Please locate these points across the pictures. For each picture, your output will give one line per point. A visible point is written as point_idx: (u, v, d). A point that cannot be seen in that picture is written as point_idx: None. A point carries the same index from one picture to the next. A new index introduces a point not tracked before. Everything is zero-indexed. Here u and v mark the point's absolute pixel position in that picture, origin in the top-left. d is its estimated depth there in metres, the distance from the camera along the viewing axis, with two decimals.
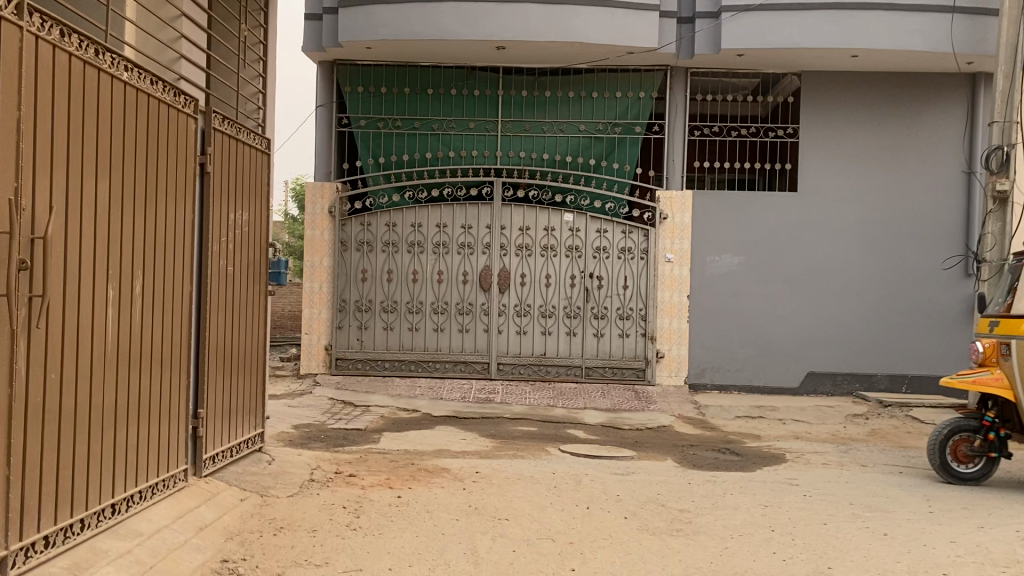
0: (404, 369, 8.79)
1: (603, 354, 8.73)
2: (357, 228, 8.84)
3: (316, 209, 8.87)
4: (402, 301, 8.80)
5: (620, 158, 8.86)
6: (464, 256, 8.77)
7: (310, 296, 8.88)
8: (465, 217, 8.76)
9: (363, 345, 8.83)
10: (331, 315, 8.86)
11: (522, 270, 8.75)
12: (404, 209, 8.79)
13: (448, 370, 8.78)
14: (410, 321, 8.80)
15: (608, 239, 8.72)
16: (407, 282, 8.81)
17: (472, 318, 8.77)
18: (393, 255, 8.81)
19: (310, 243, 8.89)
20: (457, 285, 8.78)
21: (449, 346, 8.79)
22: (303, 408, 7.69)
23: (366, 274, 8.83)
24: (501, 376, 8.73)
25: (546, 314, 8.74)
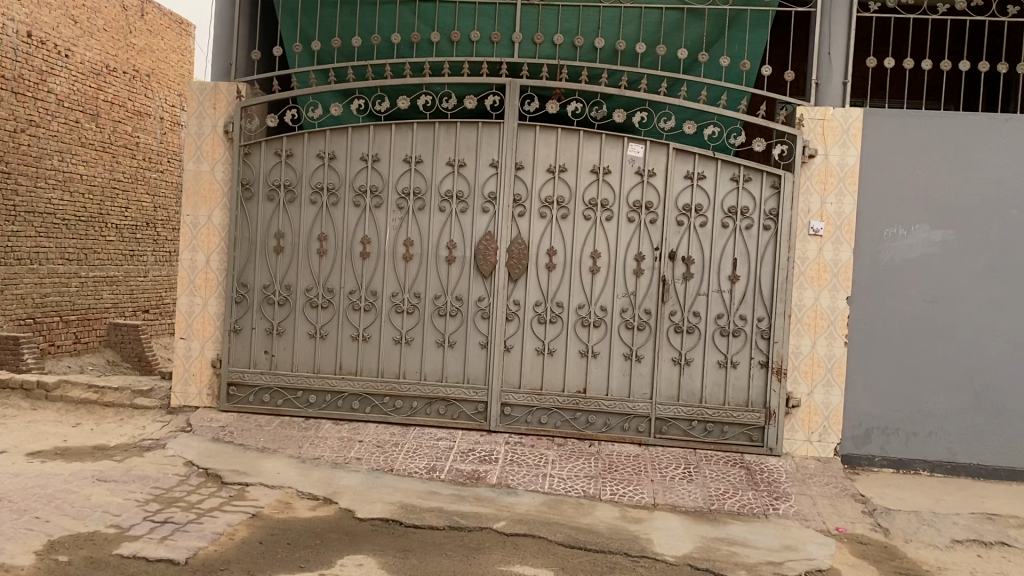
0: (341, 408, 5.09)
1: (688, 398, 4.91)
2: (270, 162, 5.15)
3: (203, 128, 5.21)
4: (341, 290, 5.07)
5: (730, 51, 5.01)
6: (449, 214, 4.99)
7: (190, 278, 5.22)
8: (453, 146, 4.99)
9: (274, 364, 5.15)
10: (222, 310, 5.20)
11: (550, 243, 4.93)
12: (350, 130, 5.06)
13: (415, 411, 5.03)
14: (355, 323, 5.07)
15: (703, 192, 4.88)
16: (351, 256, 5.07)
17: (461, 325, 4.99)
18: (329, 209, 5.10)
19: (192, 186, 5.22)
20: (437, 265, 5.00)
21: (419, 369, 5.03)
22: (116, 488, 4.04)
23: (281, 241, 5.13)
24: (507, 428, 4.95)
25: (590, 323, 4.93)
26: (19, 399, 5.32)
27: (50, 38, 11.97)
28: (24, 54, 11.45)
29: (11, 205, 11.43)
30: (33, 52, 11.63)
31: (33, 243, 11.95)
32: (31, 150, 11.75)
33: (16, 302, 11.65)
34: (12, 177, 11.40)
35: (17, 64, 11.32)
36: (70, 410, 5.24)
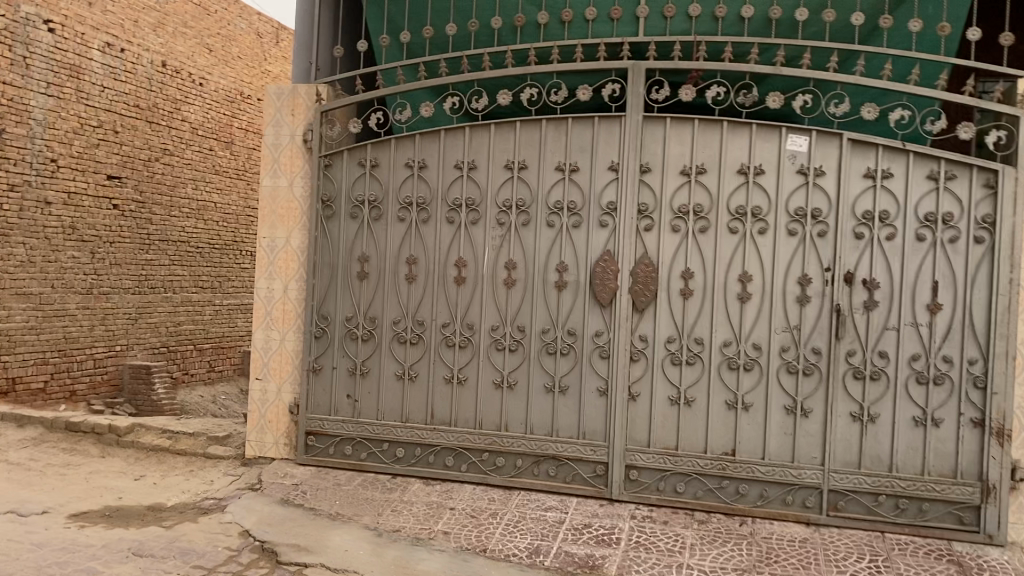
0: (433, 465, 4.23)
1: (872, 465, 3.74)
2: (353, 174, 4.40)
3: (280, 137, 4.48)
4: (433, 323, 4.23)
5: (922, 12, 3.86)
6: (559, 230, 4.05)
7: (267, 309, 4.50)
8: (564, 147, 4.06)
9: (357, 411, 4.36)
10: (301, 345, 4.46)
11: (686, 263, 3.91)
12: (442, 133, 4.25)
13: (521, 471, 4.08)
14: (449, 362, 4.21)
15: (889, 195, 3.74)
16: (444, 283, 4.23)
17: (574, 367, 4.02)
18: (418, 227, 4.28)
19: (268, 204, 4.50)
20: (544, 292, 4.07)
21: (524, 420, 4.09)
22: (149, 566, 3.31)
23: (366, 265, 4.36)
24: (633, 498, 3.91)
25: (738, 366, 3.85)
26: (88, 444, 4.77)
27: (185, 67, 11.98)
28: (159, 83, 11.44)
29: (147, 234, 11.39)
30: (167, 81, 11.62)
31: (169, 271, 11.91)
32: (166, 179, 11.73)
33: (150, 331, 11.58)
34: (146, 206, 11.34)
35: (152, 94, 11.31)
36: (138, 458, 4.61)
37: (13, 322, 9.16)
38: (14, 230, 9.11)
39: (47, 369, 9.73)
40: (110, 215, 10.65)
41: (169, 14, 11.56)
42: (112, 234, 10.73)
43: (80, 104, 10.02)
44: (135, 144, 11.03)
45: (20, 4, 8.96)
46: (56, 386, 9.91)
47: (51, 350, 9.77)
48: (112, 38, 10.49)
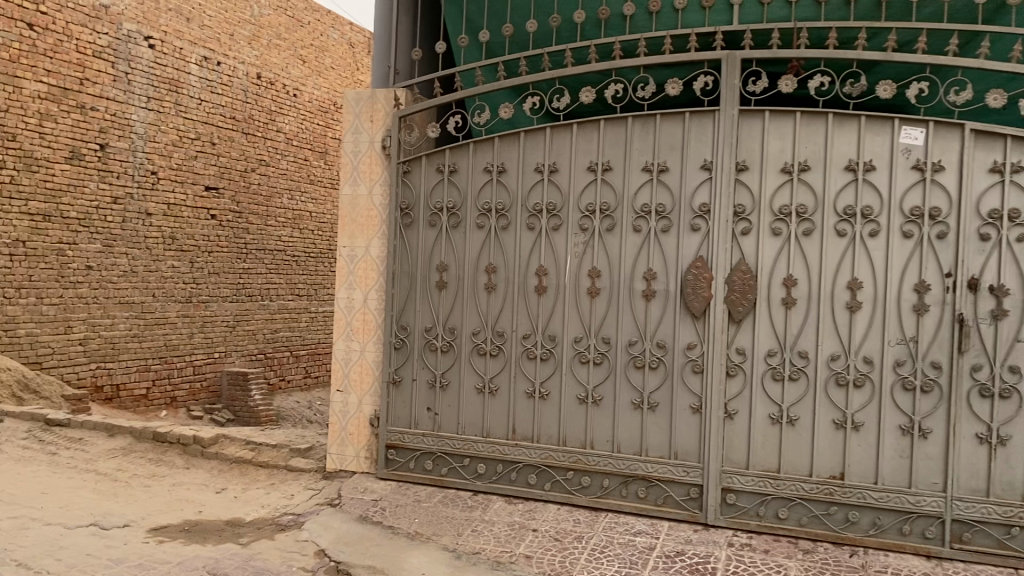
0: (515, 483, 4.01)
1: (1003, 494, 3.34)
2: (432, 181, 4.26)
3: (359, 144, 4.37)
4: (514, 334, 4.04)
5: None
6: (647, 236, 3.80)
7: (346, 320, 4.39)
8: (652, 147, 3.81)
9: (438, 425, 4.20)
10: (380, 357, 4.32)
11: (788, 269, 3.59)
12: (523, 136, 4.05)
13: (608, 492, 3.83)
14: (531, 376, 4.00)
15: (1020, 191, 3.34)
16: (524, 293, 4.03)
17: (664, 382, 3.75)
18: (499, 234, 4.09)
19: (348, 213, 4.39)
20: (631, 302, 3.82)
21: (610, 439, 3.84)
22: None
23: (445, 275, 4.20)
24: (732, 524, 3.60)
25: (847, 383, 3.51)
26: (175, 455, 4.72)
27: (280, 79, 12.19)
28: (254, 95, 11.67)
29: (244, 243, 11.61)
30: (262, 93, 11.85)
31: (265, 280, 12.13)
32: (262, 189, 11.95)
33: (248, 338, 11.80)
34: (244, 216, 11.57)
35: (247, 105, 11.55)
36: (222, 470, 4.56)
37: (117, 329, 9.48)
38: (117, 241, 9.43)
39: (150, 375, 10.03)
40: (209, 225, 10.90)
41: (263, 27, 11.78)
42: (211, 243, 10.98)
43: (179, 117, 10.30)
44: (232, 155, 11.27)
45: (122, 21, 9.34)
46: (158, 393, 10.21)
47: (154, 357, 10.08)
48: (209, 52, 10.76)
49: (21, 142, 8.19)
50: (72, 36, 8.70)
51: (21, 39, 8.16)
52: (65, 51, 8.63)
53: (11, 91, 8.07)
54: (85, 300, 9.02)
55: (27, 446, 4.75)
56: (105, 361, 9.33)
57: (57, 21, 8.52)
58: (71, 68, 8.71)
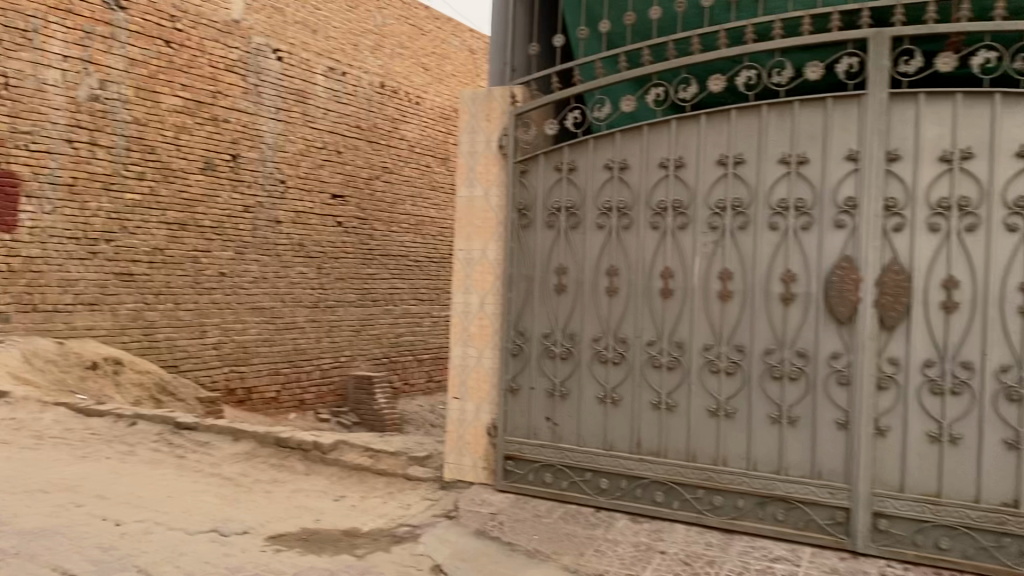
0: (642, 500, 3.74)
1: None
2: (551, 179, 4.07)
3: (476, 145, 4.23)
4: (638, 340, 3.79)
5: None
6: (784, 234, 3.47)
7: (463, 326, 4.26)
8: (790, 137, 3.49)
9: (558, 436, 3.99)
10: (498, 364, 4.16)
11: (949, 269, 3.20)
12: (646, 130, 3.81)
13: (742, 513, 3.52)
14: (656, 386, 3.74)
15: None
16: (648, 296, 3.77)
17: (805, 395, 3.42)
18: (621, 234, 3.86)
19: (465, 215, 4.26)
20: (767, 306, 3.50)
21: (745, 455, 3.53)
22: None
23: (564, 278, 4.00)
24: (884, 552, 3.23)
25: (1021, 398, 3.10)
26: (296, 461, 4.65)
27: (402, 87, 12.32)
28: (378, 103, 11.83)
29: (368, 249, 11.77)
30: (386, 101, 12.00)
31: (389, 285, 12.25)
32: (386, 196, 12.09)
33: (372, 342, 11.95)
34: (368, 223, 11.73)
35: (371, 114, 11.71)
36: (342, 477, 4.48)
37: (249, 334, 9.78)
38: (249, 248, 9.72)
39: (279, 379, 10.29)
40: (334, 232, 11.10)
41: (386, 36, 11.93)
42: (337, 250, 11.18)
43: (307, 127, 10.54)
44: (356, 164, 11.45)
45: (252, 35, 9.65)
46: (287, 396, 10.47)
47: (283, 361, 10.34)
48: (334, 63, 10.98)
49: (160, 154, 8.56)
50: (205, 51, 9.04)
51: (159, 56, 8.53)
52: (199, 66, 8.98)
53: (150, 106, 8.45)
54: (219, 305, 9.34)
55: (157, 449, 4.84)
56: (238, 364, 9.64)
57: (191, 38, 8.89)
58: (206, 82, 9.05)
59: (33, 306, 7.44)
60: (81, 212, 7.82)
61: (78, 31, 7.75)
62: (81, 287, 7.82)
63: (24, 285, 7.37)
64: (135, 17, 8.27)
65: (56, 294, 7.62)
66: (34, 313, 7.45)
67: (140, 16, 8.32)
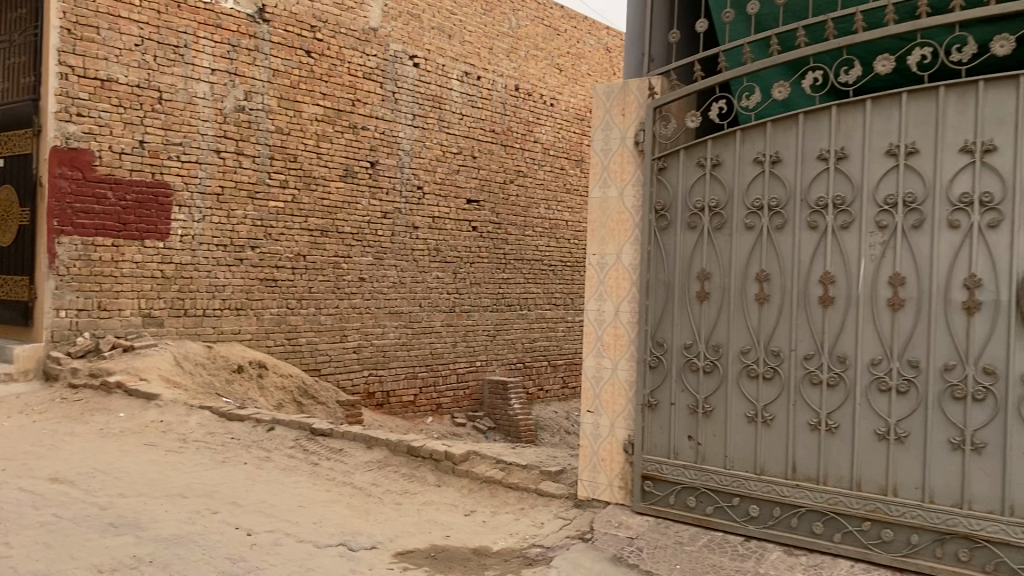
0: (797, 531, 3.38)
1: None
2: (692, 177, 3.76)
3: (611, 142, 3.98)
4: (792, 353, 3.42)
5: None
6: (968, 233, 3.03)
7: (598, 335, 4.00)
8: (973, 122, 3.04)
9: (701, 456, 3.67)
10: (635, 377, 3.88)
11: None
12: (801, 119, 3.44)
13: (916, 550, 3.10)
14: (814, 404, 3.36)
15: None
16: (804, 303, 3.41)
17: (993, 418, 2.97)
18: (772, 235, 3.50)
19: (600, 217, 4.01)
20: (946, 316, 3.07)
21: (920, 485, 3.11)
22: None
23: (708, 284, 3.68)
24: None
25: None
26: (427, 472, 4.52)
27: (537, 89, 12.17)
28: (513, 106, 11.72)
29: (503, 253, 11.66)
30: (520, 104, 11.88)
31: (523, 290, 12.10)
32: (520, 200, 11.96)
33: (507, 346, 11.83)
34: (503, 227, 11.63)
35: (506, 117, 11.62)
36: (473, 490, 4.31)
37: (387, 338, 9.87)
38: (387, 253, 9.82)
39: (416, 383, 10.35)
40: (470, 237, 11.05)
41: (520, 39, 11.83)
42: (473, 254, 11.13)
43: (442, 132, 10.57)
44: (491, 168, 11.38)
45: (389, 42, 9.75)
46: (424, 400, 10.52)
47: (420, 365, 10.39)
48: (469, 67, 10.96)
49: (302, 163, 8.75)
50: (344, 60, 9.20)
51: (300, 66, 8.72)
52: (338, 74, 9.14)
53: (293, 116, 8.66)
54: (358, 310, 9.47)
55: (292, 455, 4.84)
56: (376, 368, 9.75)
57: (331, 47, 9.05)
58: (345, 91, 9.22)
59: (185, 311, 7.75)
60: (228, 219, 8.10)
61: (225, 45, 8.04)
62: (228, 292, 8.10)
63: (176, 290, 7.69)
64: (277, 29, 8.51)
65: (205, 299, 7.92)
66: (185, 317, 7.76)
67: (283, 28, 8.55)
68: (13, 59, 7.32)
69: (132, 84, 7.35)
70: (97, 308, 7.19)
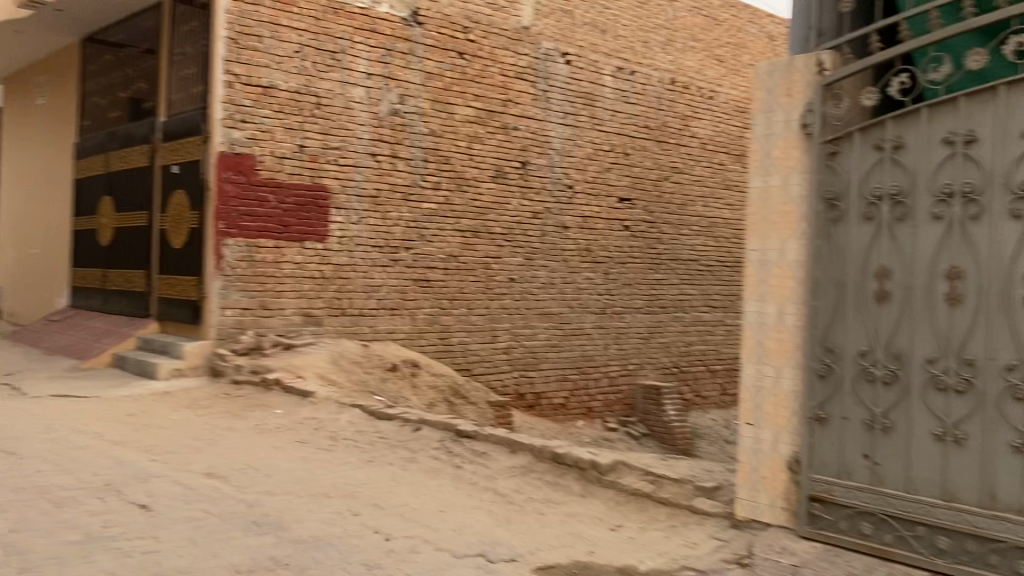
0: (997, 569, 2.91)
1: None
2: (868, 162, 3.35)
3: (773, 126, 3.62)
4: (992, 362, 2.96)
5: None
6: None
7: (759, 339, 3.66)
8: None
9: (879, 478, 3.26)
10: (802, 387, 3.51)
11: None
12: (1002, 91, 2.98)
13: None
14: (1019, 422, 2.89)
15: None
16: (1007, 305, 2.94)
17: None
18: (966, 226, 3.06)
19: (761, 209, 3.66)
20: None
21: None
22: None
23: (888, 283, 3.27)
24: None
25: None
26: (572, 481, 4.31)
27: (694, 82, 11.66)
28: (669, 101, 11.29)
29: (657, 254, 11.18)
30: (677, 98, 11.41)
31: (678, 292, 11.52)
32: (676, 198, 11.43)
33: (662, 350, 11.34)
34: (657, 227, 11.14)
35: (661, 112, 11.20)
36: (620, 503, 4.06)
37: (537, 340, 9.74)
38: (538, 254, 9.69)
39: (567, 386, 10.17)
40: (621, 236, 10.68)
41: (677, 31, 11.42)
42: (626, 255, 10.76)
43: (595, 130, 10.32)
44: (644, 165, 10.95)
45: (541, 40, 9.63)
46: (575, 403, 10.31)
47: (571, 367, 10.19)
48: (623, 62, 10.68)
49: (454, 164, 8.77)
50: (496, 60, 9.16)
51: (453, 67, 8.75)
52: (490, 74, 9.11)
53: (445, 117, 8.69)
54: (509, 311, 9.40)
55: (437, 458, 4.75)
56: (527, 370, 9.65)
57: (483, 47, 9.03)
58: (497, 90, 9.18)
59: (343, 310, 7.92)
60: (383, 221, 8.22)
61: (380, 49, 8.17)
62: (383, 292, 8.22)
63: (333, 291, 7.87)
64: (430, 31, 8.57)
65: (361, 298, 8.06)
66: (342, 317, 7.93)
67: (436, 29, 8.60)
68: (186, 70, 7.74)
69: (293, 90, 7.59)
70: (259, 307, 7.46)
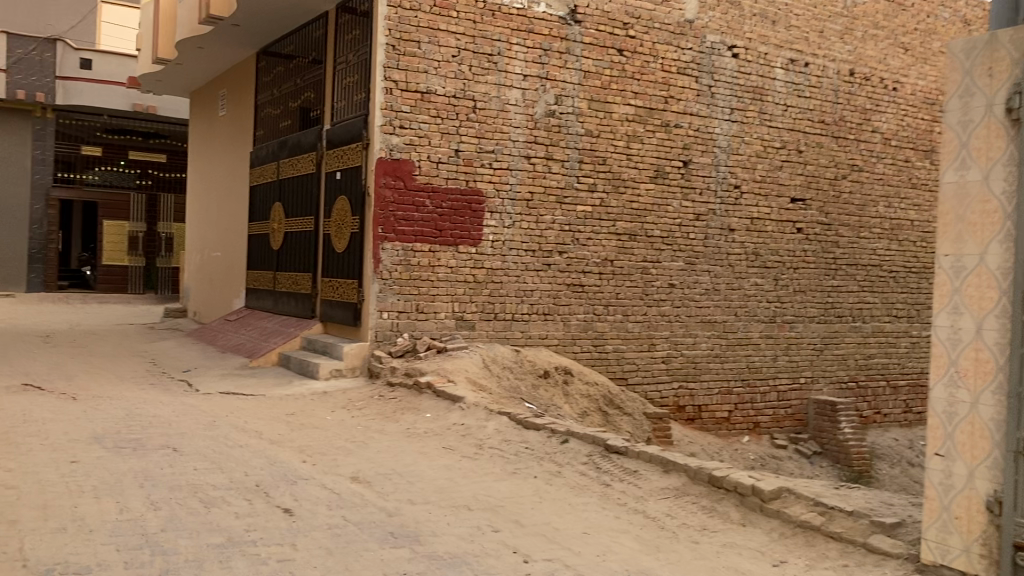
0: None
1: None
2: None
3: (972, 112, 3.18)
4: None
5: None
6: None
7: (951, 357, 3.19)
8: None
9: None
10: (1004, 414, 3.02)
11: None
12: None
13: None
14: None
15: None
16: None
17: None
18: None
19: (956, 207, 3.21)
20: None
21: None
22: None
23: None
24: None
25: None
26: (729, 507, 3.96)
27: (876, 73, 10.73)
28: (847, 94, 10.44)
29: (832, 258, 10.36)
30: (856, 91, 10.53)
31: (856, 299, 10.60)
32: (854, 198, 10.52)
33: (838, 363, 10.51)
34: (833, 228, 10.33)
35: (838, 106, 10.36)
36: (784, 535, 3.68)
37: (698, 348, 9.30)
38: (701, 258, 9.25)
39: (731, 398, 9.65)
40: (794, 239, 10.00)
41: (858, 18, 10.59)
42: (798, 259, 10.06)
43: (764, 126, 9.72)
44: (819, 163, 10.19)
45: (706, 34, 9.20)
46: (740, 416, 9.76)
47: (736, 379, 9.66)
48: (796, 53, 10.01)
49: (612, 165, 8.52)
50: (657, 56, 8.82)
51: (612, 65, 8.50)
52: (652, 71, 8.78)
53: (603, 117, 8.45)
54: (669, 318, 9.03)
55: (584, 473, 4.52)
56: (687, 380, 9.24)
57: (643, 44, 8.72)
58: (658, 88, 8.84)
59: (496, 314, 7.87)
60: (537, 225, 8.10)
61: (537, 49, 8.05)
62: (536, 297, 8.10)
63: (487, 294, 7.83)
64: (589, 29, 8.36)
65: (515, 303, 7.98)
66: (495, 321, 7.88)
67: (595, 27, 8.38)
68: (349, 78, 7.94)
69: (449, 94, 7.62)
70: (416, 311, 7.53)
